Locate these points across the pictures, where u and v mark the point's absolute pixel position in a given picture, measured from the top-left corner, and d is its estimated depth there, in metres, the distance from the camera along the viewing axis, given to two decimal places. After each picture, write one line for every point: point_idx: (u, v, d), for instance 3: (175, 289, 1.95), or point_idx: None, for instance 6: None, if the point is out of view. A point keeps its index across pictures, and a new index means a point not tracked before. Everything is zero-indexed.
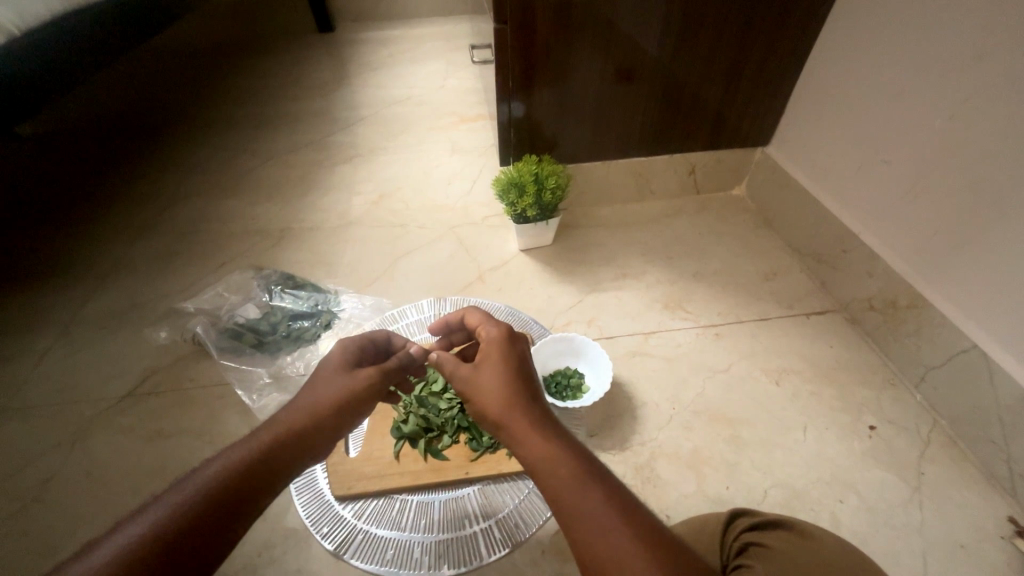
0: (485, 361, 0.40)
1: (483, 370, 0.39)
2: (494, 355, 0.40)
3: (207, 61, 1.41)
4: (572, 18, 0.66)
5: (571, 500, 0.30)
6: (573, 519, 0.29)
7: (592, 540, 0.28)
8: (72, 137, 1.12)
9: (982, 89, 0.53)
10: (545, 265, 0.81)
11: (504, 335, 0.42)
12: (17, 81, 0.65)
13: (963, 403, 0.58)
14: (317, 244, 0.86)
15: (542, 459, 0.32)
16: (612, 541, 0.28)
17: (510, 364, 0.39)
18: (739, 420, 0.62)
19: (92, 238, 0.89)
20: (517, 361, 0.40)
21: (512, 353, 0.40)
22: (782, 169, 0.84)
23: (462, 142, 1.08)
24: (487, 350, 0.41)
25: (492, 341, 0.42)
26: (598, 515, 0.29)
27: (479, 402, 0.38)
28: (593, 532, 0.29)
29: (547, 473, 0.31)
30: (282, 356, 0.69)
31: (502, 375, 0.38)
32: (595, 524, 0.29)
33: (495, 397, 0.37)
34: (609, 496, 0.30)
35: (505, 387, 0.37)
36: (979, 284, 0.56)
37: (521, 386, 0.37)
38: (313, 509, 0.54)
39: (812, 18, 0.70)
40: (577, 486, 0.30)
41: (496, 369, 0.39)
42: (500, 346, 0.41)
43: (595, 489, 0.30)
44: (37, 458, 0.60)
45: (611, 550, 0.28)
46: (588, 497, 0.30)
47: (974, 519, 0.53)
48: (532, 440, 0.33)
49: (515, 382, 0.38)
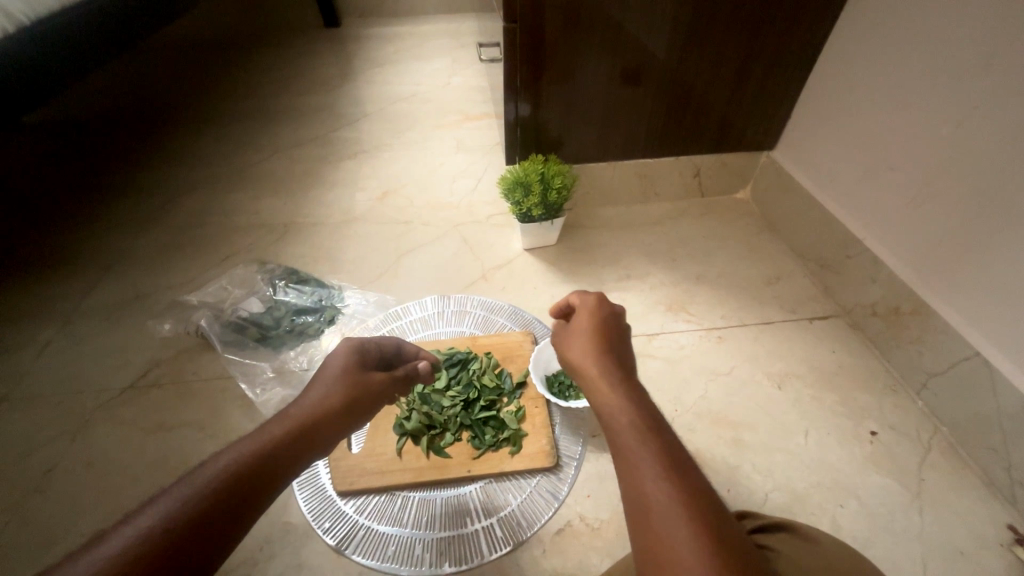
0: (576, 328, 0.43)
1: (575, 335, 0.42)
2: (582, 322, 0.43)
3: (212, 54, 1.41)
4: (582, 19, 0.66)
5: (629, 448, 0.31)
6: (628, 467, 0.31)
7: (636, 486, 0.30)
8: (78, 129, 1.12)
9: (990, 98, 0.53)
10: (548, 264, 0.82)
11: (597, 302, 0.45)
12: (27, 71, 0.66)
13: (964, 409, 0.59)
14: (320, 240, 0.86)
15: (609, 411, 0.34)
16: (655, 492, 0.29)
17: (597, 331, 0.42)
18: (740, 424, 0.62)
19: (96, 229, 0.88)
20: (604, 329, 0.42)
21: (601, 322, 0.43)
22: (787, 174, 0.84)
23: (466, 139, 1.08)
24: (580, 318, 0.44)
25: (584, 307, 0.45)
26: (649, 466, 0.30)
27: (567, 360, 0.41)
28: (640, 480, 0.30)
29: (611, 423, 0.33)
30: (285, 350, 0.69)
31: (590, 337, 0.41)
32: (644, 473, 0.30)
33: (579, 356, 0.40)
34: (662, 453, 0.31)
35: (589, 349, 0.40)
36: (982, 293, 0.56)
37: (603, 350, 0.40)
38: (314, 505, 0.54)
39: (822, 21, 0.70)
40: (634, 438, 0.32)
41: (583, 335, 0.42)
42: (592, 313, 0.44)
43: (654, 443, 0.31)
44: (38, 449, 0.60)
45: (653, 498, 0.29)
46: (641, 451, 0.31)
47: (974, 527, 0.53)
48: (604, 393, 0.36)
49: (598, 347, 0.40)
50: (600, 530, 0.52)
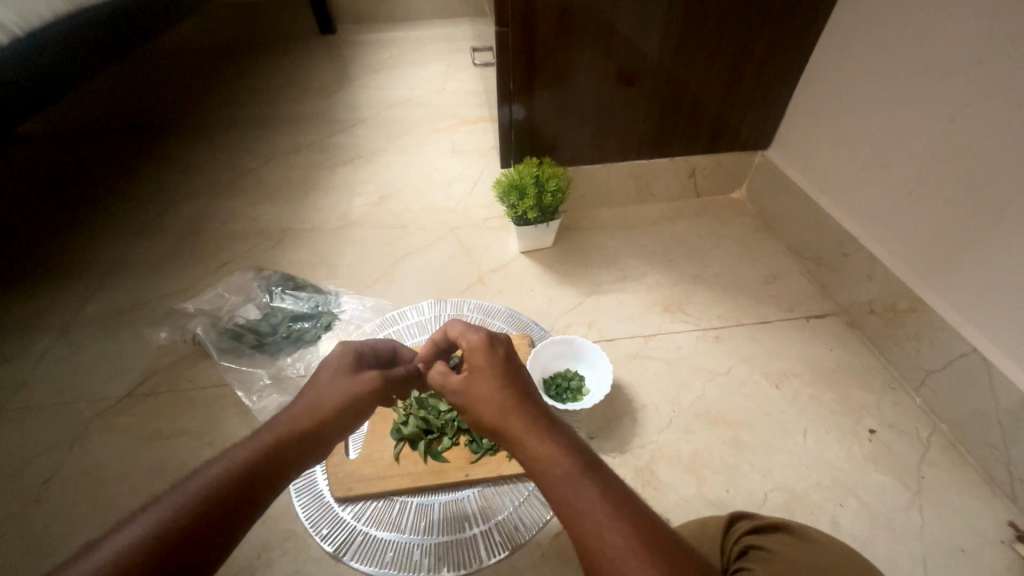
0: (476, 371, 0.40)
1: (479, 378, 0.39)
2: (482, 363, 0.40)
3: (209, 62, 1.41)
4: (574, 21, 0.66)
5: (570, 500, 0.30)
6: (572, 520, 0.30)
7: (588, 540, 0.29)
8: (75, 138, 1.12)
9: (982, 95, 0.53)
10: (544, 267, 0.82)
11: (490, 341, 0.42)
12: (19, 84, 0.65)
13: (963, 407, 0.58)
14: (317, 245, 0.86)
15: (541, 461, 0.32)
16: (609, 540, 0.28)
17: (503, 370, 0.39)
18: (739, 424, 0.62)
19: (94, 238, 0.88)
20: (509, 366, 0.40)
21: (503, 361, 0.40)
22: (782, 173, 0.84)
23: (462, 143, 1.08)
24: (475, 359, 0.41)
25: (477, 347, 0.42)
26: (595, 515, 0.29)
27: (476, 411, 0.38)
28: (586, 530, 0.29)
29: (545, 476, 0.32)
30: (282, 357, 0.69)
31: (495, 382, 0.38)
32: (590, 522, 0.29)
33: (492, 403, 0.37)
34: (606, 495, 0.30)
35: (500, 394, 0.37)
36: (979, 288, 0.56)
37: (517, 392, 0.37)
38: (313, 510, 0.54)
39: (814, 19, 0.70)
40: (574, 486, 0.31)
41: (490, 377, 0.39)
42: (489, 352, 0.41)
43: (595, 487, 0.31)
44: (36, 459, 0.60)
45: (605, 547, 0.28)
46: (584, 498, 0.30)
47: (975, 524, 0.53)
48: (533, 443, 0.34)
49: (510, 388, 0.38)
50: None
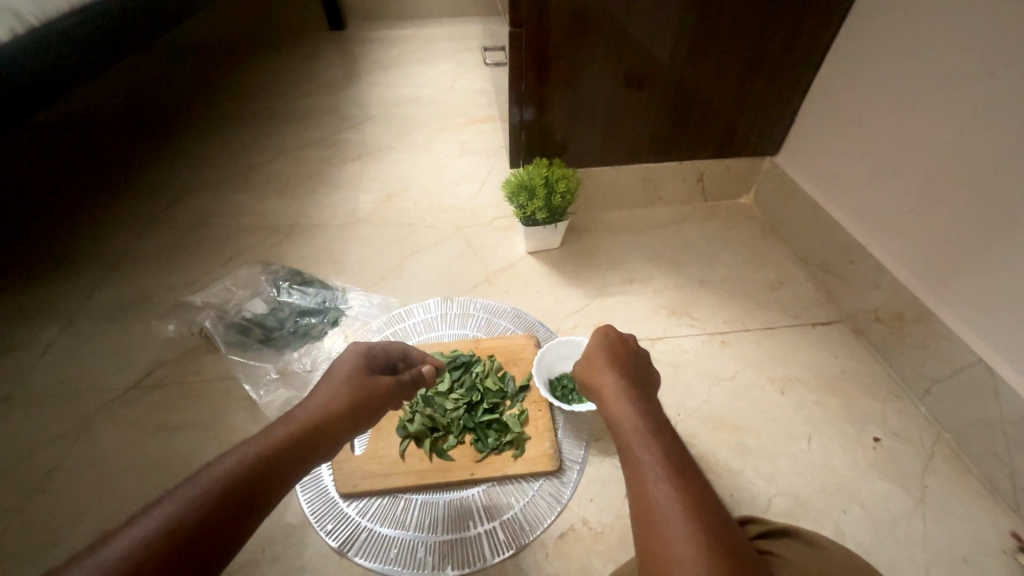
0: (590, 350, 0.46)
1: (589, 355, 0.45)
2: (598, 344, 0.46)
3: (219, 56, 1.41)
4: (587, 24, 0.66)
5: (634, 454, 0.34)
6: (632, 470, 0.33)
7: (640, 489, 0.32)
8: (84, 130, 1.12)
9: (992, 107, 0.53)
10: (551, 267, 0.82)
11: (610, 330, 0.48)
12: (31, 75, 0.66)
13: (967, 416, 0.59)
14: (324, 241, 0.86)
15: (618, 419, 0.38)
16: (657, 493, 0.31)
17: (610, 352, 0.45)
18: (743, 428, 0.62)
19: (102, 229, 0.89)
20: (619, 351, 0.45)
21: (613, 343, 0.46)
22: (790, 179, 0.84)
23: (470, 142, 1.08)
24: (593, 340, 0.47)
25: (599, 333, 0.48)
26: (653, 471, 0.32)
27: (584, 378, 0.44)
28: (643, 481, 0.32)
29: (619, 429, 0.37)
30: (288, 351, 0.69)
31: (602, 358, 0.44)
32: (649, 480, 0.32)
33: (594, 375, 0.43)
34: (666, 456, 0.33)
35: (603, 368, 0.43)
36: (986, 299, 0.56)
37: (618, 369, 0.43)
38: (317, 506, 0.54)
39: (825, 26, 0.70)
40: (640, 443, 0.34)
41: (598, 355, 0.45)
42: (607, 336, 0.47)
43: (659, 447, 0.34)
44: (42, 449, 0.60)
45: (655, 499, 0.31)
46: (647, 455, 0.33)
47: (977, 534, 0.53)
48: (616, 405, 0.39)
49: (611, 365, 0.43)
50: (603, 534, 0.52)
